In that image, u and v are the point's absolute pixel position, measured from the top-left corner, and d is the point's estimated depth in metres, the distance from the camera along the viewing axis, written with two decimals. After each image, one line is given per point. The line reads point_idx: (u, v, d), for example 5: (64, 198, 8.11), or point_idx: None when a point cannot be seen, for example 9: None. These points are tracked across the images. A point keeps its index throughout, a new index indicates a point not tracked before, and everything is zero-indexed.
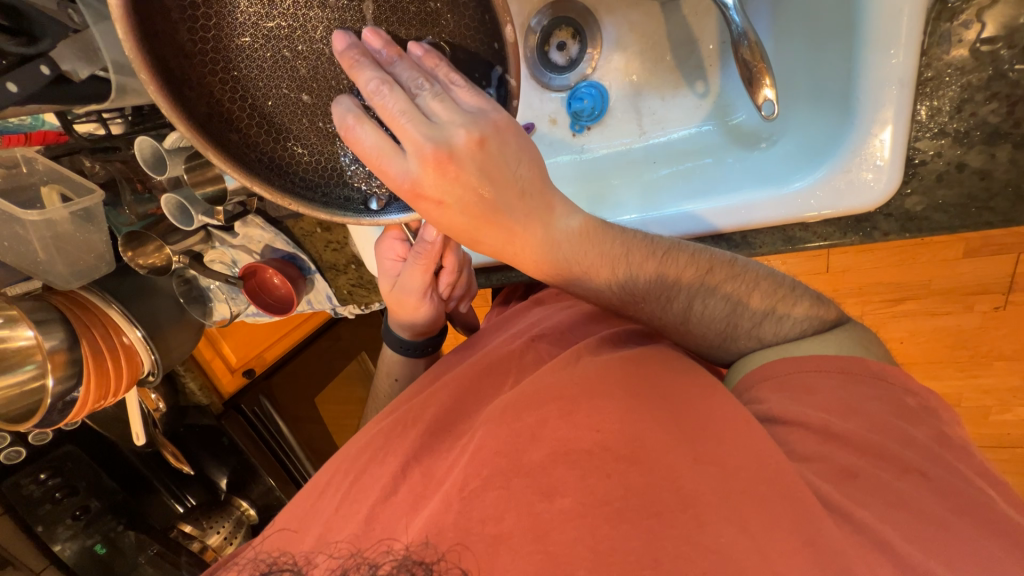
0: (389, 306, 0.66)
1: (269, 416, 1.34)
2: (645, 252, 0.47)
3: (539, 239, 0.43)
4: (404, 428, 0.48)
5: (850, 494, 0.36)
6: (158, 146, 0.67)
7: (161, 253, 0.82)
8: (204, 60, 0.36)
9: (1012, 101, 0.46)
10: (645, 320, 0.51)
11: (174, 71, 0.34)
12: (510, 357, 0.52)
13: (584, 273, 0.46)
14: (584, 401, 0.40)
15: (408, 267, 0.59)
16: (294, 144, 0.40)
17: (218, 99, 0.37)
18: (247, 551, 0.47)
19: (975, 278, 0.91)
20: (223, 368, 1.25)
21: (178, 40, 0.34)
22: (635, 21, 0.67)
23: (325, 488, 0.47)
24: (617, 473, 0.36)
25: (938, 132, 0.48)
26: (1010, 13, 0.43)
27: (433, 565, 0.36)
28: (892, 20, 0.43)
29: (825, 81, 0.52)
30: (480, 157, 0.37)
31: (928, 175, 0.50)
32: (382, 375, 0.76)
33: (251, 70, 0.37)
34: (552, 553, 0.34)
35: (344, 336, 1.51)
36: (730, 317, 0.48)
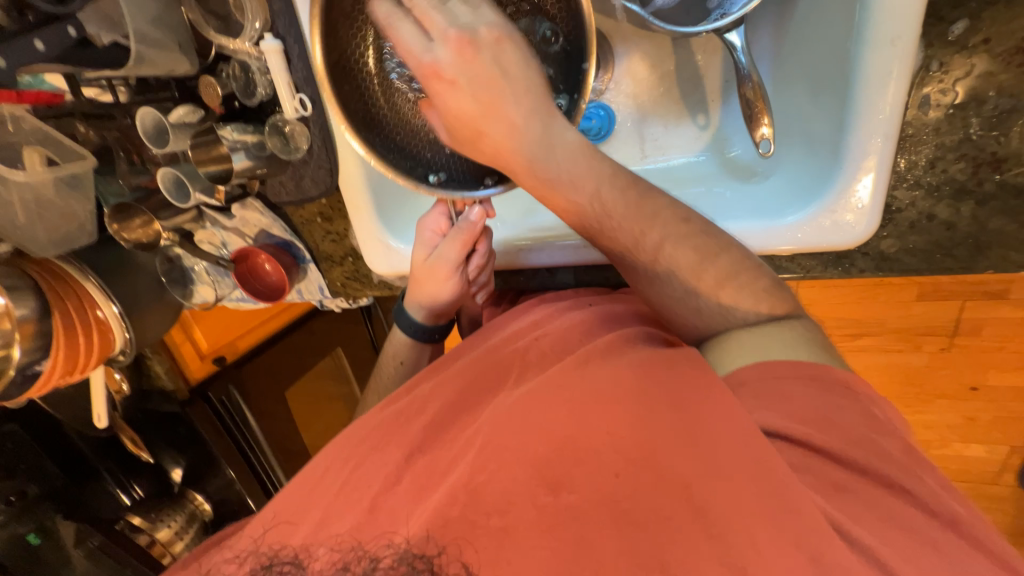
0: (414, 282, 0.67)
1: (237, 406, 1.28)
2: (678, 252, 0.49)
3: (576, 199, 0.50)
4: (412, 415, 0.51)
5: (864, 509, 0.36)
6: (161, 117, 0.66)
7: (153, 230, 0.78)
8: (355, 31, 0.52)
9: (978, 163, 0.51)
10: (622, 265, 0.52)
11: (334, 27, 0.50)
12: (514, 348, 0.56)
13: (624, 249, 0.51)
14: (592, 404, 0.42)
15: (449, 239, 0.61)
16: (385, 109, 0.55)
17: (348, 50, 0.52)
18: (240, 539, 0.48)
19: (923, 322, 1.00)
20: (191, 354, 1.20)
21: (346, 10, 0.50)
22: (646, 52, 0.71)
23: (327, 475, 0.48)
24: (625, 473, 0.39)
25: (913, 183, 0.53)
26: (978, 86, 0.48)
27: (434, 558, 0.39)
28: (882, 80, 0.48)
29: (816, 127, 0.57)
30: (498, 53, 0.44)
31: (902, 222, 0.55)
32: (385, 363, 0.77)
33: (384, 48, 0.53)
34: (552, 547, 0.38)
35: (319, 330, 1.45)
36: (693, 275, 0.49)
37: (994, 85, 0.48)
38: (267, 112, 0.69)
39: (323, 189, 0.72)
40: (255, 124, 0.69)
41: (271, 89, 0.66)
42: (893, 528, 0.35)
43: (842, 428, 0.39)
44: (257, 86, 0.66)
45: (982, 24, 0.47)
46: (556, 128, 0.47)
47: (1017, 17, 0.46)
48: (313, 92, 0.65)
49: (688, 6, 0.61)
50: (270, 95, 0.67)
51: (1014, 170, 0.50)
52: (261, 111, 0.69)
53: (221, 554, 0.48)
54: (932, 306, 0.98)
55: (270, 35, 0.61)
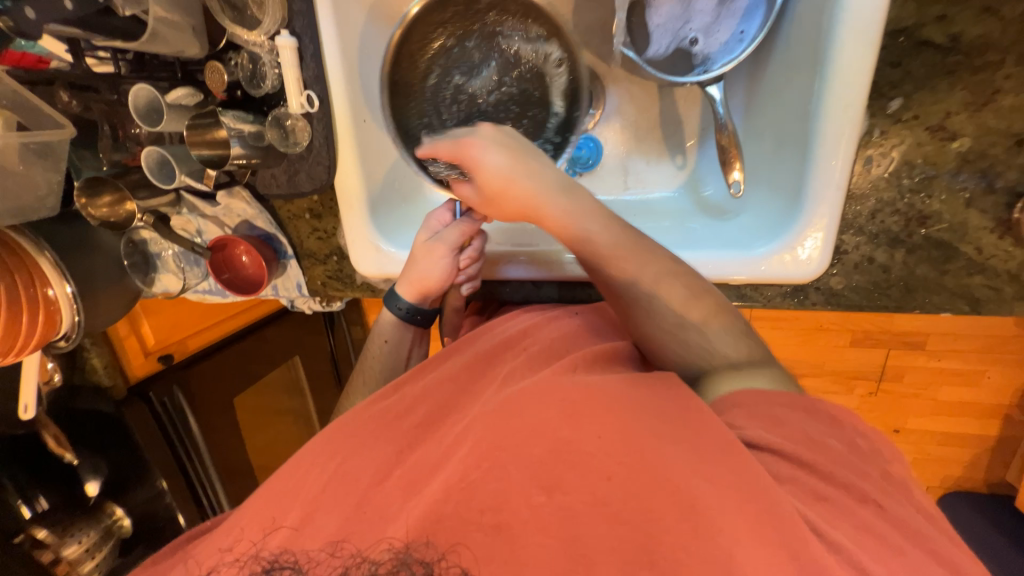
0: (409, 262, 0.70)
1: (181, 412, 1.17)
2: (691, 298, 0.54)
3: (599, 228, 0.56)
4: (400, 416, 0.52)
5: (841, 521, 0.39)
6: (157, 97, 0.65)
7: (124, 208, 0.75)
8: (414, 61, 0.65)
9: (911, 215, 0.58)
10: (623, 303, 0.57)
11: (400, 56, 0.63)
12: (500, 359, 0.59)
13: (637, 285, 0.55)
14: (585, 406, 0.44)
15: (451, 228, 0.67)
16: (422, 124, 0.66)
17: (404, 73, 0.64)
18: (236, 541, 0.46)
19: (855, 364, 1.16)
20: (135, 348, 1.11)
21: (414, 45, 0.64)
22: (635, 95, 0.78)
23: (308, 469, 0.49)
24: (617, 476, 0.40)
25: (858, 231, 0.60)
26: (903, 151, 0.56)
27: (434, 564, 0.40)
28: (836, 141, 0.56)
29: (779, 175, 0.64)
30: (496, 135, 0.59)
31: (849, 262, 0.61)
32: (372, 351, 0.75)
33: (434, 77, 0.67)
34: (550, 546, 0.39)
35: (273, 339, 1.37)
36: (687, 313, 0.54)
37: (919, 154, 0.55)
38: (270, 104, 0.69)
39: (317, 186, 0.72)
40: (255, 113, 0.69)
41: (278, 83, 0.67)
42: (861, 531, 0.39)
43: (805, 443, 0.44)
44: (265, 79, 0.67)
45: (913, 103, 0.54)
46: (564, 178, 0.58)
47: (939, 101, 0.53)
48: (321, 91, 0.66)
49: (675, 60, 0.69)
50: (276, 89, 0.68)
51: (935, 226, 0.57)
52: (264, 101, 0.69)
53: (219, 555, 0.46)
54: (865, 351, 1.14)
55: (286, 32, 0.63)
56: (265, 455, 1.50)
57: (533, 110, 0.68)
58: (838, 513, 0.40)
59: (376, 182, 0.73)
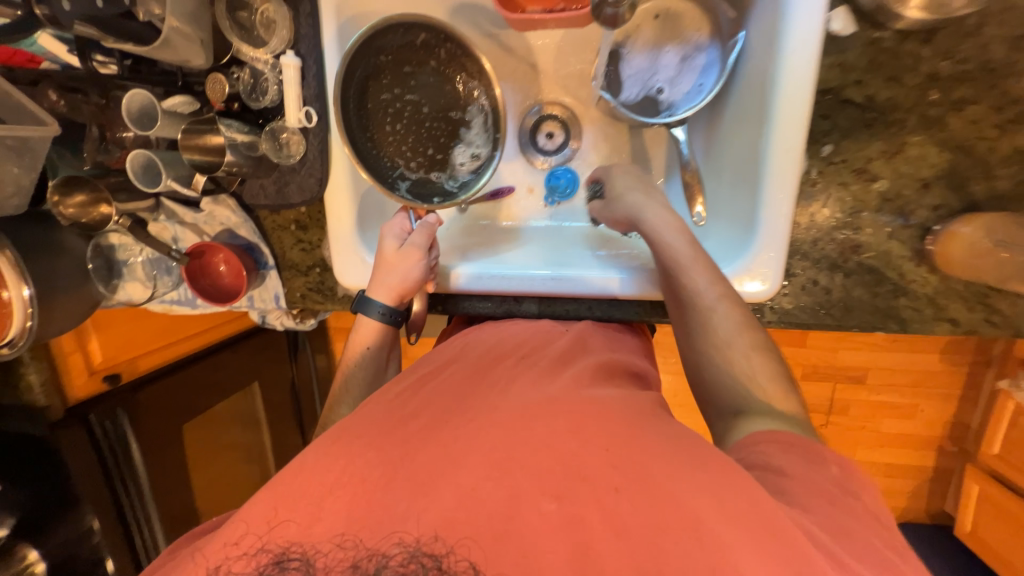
0: (381, 271, 0.70)
1: (124, 437, 1.07)
2: (744, 323, 0.62)
3: (684, 232, 0.66)
4: (400, 423, 0.53)
5: (812, 518, 0.44)
6: (151, 100, 0.67)
7: (98, 211, 0.74)
8: (362, 76, 0.68)
9: (851, 243, 0.66)
10: (687, 330, 0.64)
11: (352, 72, 0.66)
12: (499, 367, 0.63)
13: (696, 297, 0.63)
14: (588, 420, 0.49)
15: (417, 232, 0.70)
16: (368, 136, 0.70)
17: (350, 87, 0.67)
18: (241, 534, 0.46)
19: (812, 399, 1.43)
20: (78, 366, 1.02)
21: (362, 60, 0.67)
22: (609, 133, 0.84)
23: (314, 467, 0.49)
24: (624, 488, 0.44)
25: (807, 258, 0.68)
26: (832, 186, 0.65)
27: (442, 557, 0.42)
28: (783, 177, 0.63)
29: (735, 207, 0.71)
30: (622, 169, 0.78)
31: (797, 283, 0.68)
32: (352, 360, 0.74)
33: (382, 92, 0.71)
34: (561, 552, 0.42)
35: (227, 368, 1.30)
36: (736, 338, 0.61)
37: (845, 193, 0.65)
38: (267, 117, 0.72)
39: (307, 198, 0.74)
40: (251, 124, 0.72)
41: (278, 98, 0.70)
42: (836, 528, 0.44)
43: None
44: (265, 93, 0.70)
45: (841, 149, 0.64)
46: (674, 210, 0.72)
47: (861, 149, 0.63)
48: (320, 108, 0.70)
49: (645, 104, 0.77)
50: (275, 103, 0.71)
51: (866, 253, 0.66)
52: (261, 114, 0.72)
53: (225, 549, 0.45)
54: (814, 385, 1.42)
55: (292, 52, 0.68)
56: (212, 499, 1.35)
57: (459, 138, 0.75)
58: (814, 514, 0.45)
59: (361, 195, 0.75)
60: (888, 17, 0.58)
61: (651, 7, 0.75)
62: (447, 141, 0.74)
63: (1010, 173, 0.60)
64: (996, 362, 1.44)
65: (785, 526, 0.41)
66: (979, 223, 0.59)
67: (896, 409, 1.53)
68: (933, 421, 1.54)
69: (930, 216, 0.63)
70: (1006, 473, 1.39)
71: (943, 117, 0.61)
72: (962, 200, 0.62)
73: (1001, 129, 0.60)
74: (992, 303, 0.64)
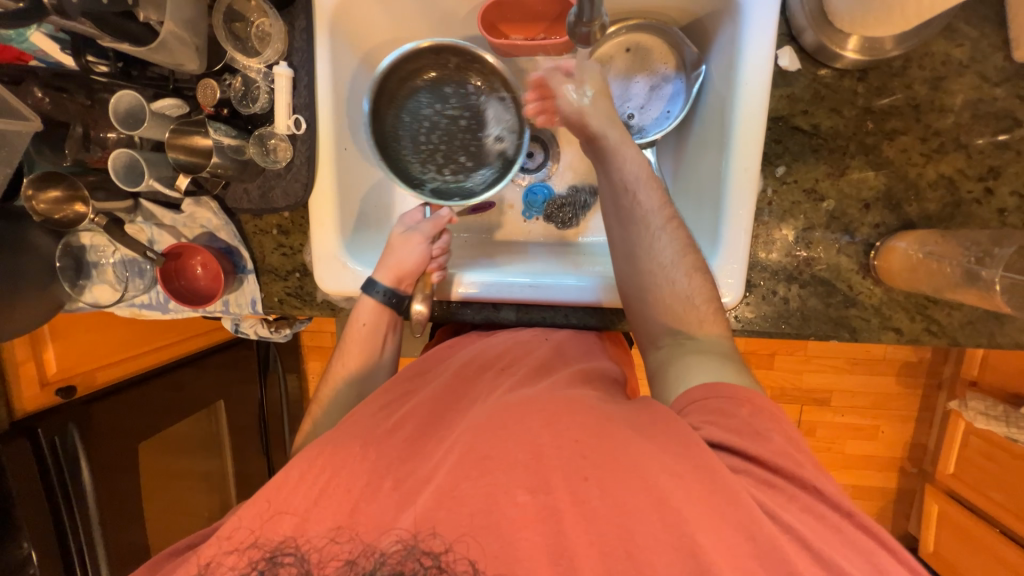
0: (386, 253, 0.76)
1: (73, 450, 0.98)
2: (692, 262, 0.66)
3: (642, 160, 0.70)
4: (388, 433, 0.56)
5: (786, 507, 0.46)
6: (140, 101, 0.68)
7: (72, 208, 0.73)
8: (394, 93, 0.77)
9: (805, 258, 0.71)
10: (636, 275, 0.68)
11: (381, 88, 0.75)
12: (483, 377, 0.66)
13: (641, 231, 0.68)
14: (563, 414, 0.51)
15: (429, 224, 0.76)
16: (397, 145, 0.78)
17: (380, 101, 0.76)
18: (234, 529, 0.50)
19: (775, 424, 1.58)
20: (30, 378, 0.96)
21: (394, 78, 0.76)
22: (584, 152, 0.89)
23: (299, 482, 0.51)
24: (593, 477, 0.46)
25: (767, 272, 0.72)
26: (785, 203, 0.71)
27: (441, 553, 0.44)
28: (743, 194, 0.68)
29: (702, 223, 0.75)
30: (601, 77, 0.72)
31: (758, 294, 0.73)
32: (351, 334, 0.76)
33: (416, 107, 0.79)
34: (538, 542, 0.44)
35: (190, 388, 1.24)
36: (676, 258, 0.66)
37: (792, 211, 0.71)
38: (255, 123, 0.74)
39: (291, 203, 0.75)
40: (239, 130, 0.73)
41: (268, 105, 0.72)
42: (810, 517, 0.45)
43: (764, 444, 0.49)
44: (257, 100, 0.72)
45: (793, 170, 0.70)
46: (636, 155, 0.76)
47: (809, 171, 0.70)
48: (310, 116, 0.72)
49: None
50: (265, 110, 0.73)
51: (818, 266, 0.71)
52: (250, 120, 0.74)
53: (223, 547, 0.49)
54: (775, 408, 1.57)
55: (284, 63, 0.71)
56: (162, 533, 1.23)
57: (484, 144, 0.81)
58: (791, 503, 0.46)
59: (344, 202, 0.76)
60: (829, 57, 0.66)
61: (625, 40, 0.81)
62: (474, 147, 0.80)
63: (937, 197, 0.68)
64: (947, 384, 1.52)
65: (753, 511, 0.43)
66: (911, 238, 0.66)
67: (860, 430, 1.59)
68: (893, 442, 1.61)
69: (872, 233, 0.70)
70: (962, 492, 1.46)
71: (878, 145, 0.68)
72: (898, 219, 0.69)
73: (927, 157, 0.67)
74: (931, 314, 0.70)
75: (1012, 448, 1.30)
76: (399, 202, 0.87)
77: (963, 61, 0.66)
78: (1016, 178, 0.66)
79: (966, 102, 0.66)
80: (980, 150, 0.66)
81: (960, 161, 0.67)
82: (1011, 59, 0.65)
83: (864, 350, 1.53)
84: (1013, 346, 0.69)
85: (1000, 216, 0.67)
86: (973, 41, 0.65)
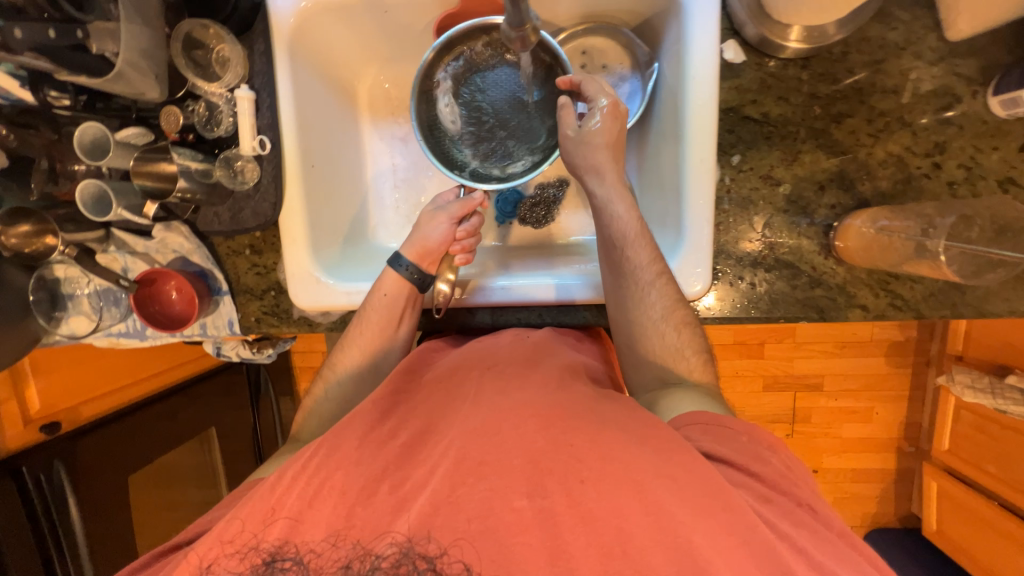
0: (413, 229, 0.77)
1: (60, 490, 0.96)
2: (683, 319, 0.67)
3: (632, 219, 0.67)
4: (383, 442, 0.55)
5: (775, 512, 0.47)
6: (104, 133, 0.69)
7: (43, 241, 0.74)
8: (441, 76, 0.76)
9: (771, 244, 0.73)
10: (628, 328, 0.69)
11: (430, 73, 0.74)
12: (464, 380, 0.63)
13: (635, 291, 0.67)
14: (547, 414, 0.51)
15: (461, 204, 0.74)
16: (444, 127, 0.78)
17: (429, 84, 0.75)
18: (236, 532, 0.50)
19: (770, 410, 1.60)
20: (13, 417, 0.95)
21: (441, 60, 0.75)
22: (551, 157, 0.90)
23: (293, 486, 0.51)
24: (589, 479, 0.46)
25: (736, 260, 0.74)
26: (744, 191, 0.73)
27: (435, 558, 0.45)
28: (701, 183, 0.70)
29: (667, 218, 0.77)
30: (617, 113, 0.68)
31: (726, 280, 0.74)
32: (370, 305, 0.74)
33: (462, 88, 0.77)
34: (536, 546, 0.44)
35: (183, 416, 1.23)
36: (667, 310, 0.67)
37: (749, 200, 0.73)
38: (221, 146, 0.75)
39: (261, 222, 0.76)
40: (205, 154, 0.75)
41: (231, 127, 0.74)
42: (795, 521, 0.47)
43: None
44: (219, 124, 0.74)
45: (748, 158, 0.72)
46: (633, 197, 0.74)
47: (763, 157, 0.72)
48: (274, 136, 0.74)
49: None
50: (229, 133, 0.75)
51: (781, 250, 0.73)
52: (215, 144, 0.75)
53: (221, 546, 0.49)
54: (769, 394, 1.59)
55: (245, 86, 0.72)
56: None
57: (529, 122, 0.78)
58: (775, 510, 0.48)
59: (314, 217, 0.77)
60: (772, 47, 0.68)
61: (577, 45, 0.83)
62: (519, 126, 0.78)
63: (888, 174, 0.70)
64: (935, 361, 1.54)
65: (737, 505, 0.44)
66: (865, 215, 0.68)
67: (854, 413, 1.60)
68: (888, 422, 1.62)
69: (830, 214, 0.71)
70: (959, 467, 1.47)
71: (827, 129, 0.70)
72: (853, 198, 0.71)
73: (875, 137, 0.70)
74: (894, 289, 0.71)
75: (1001, 419, 1.32)
76: (373, 216, 0.89)
77: (900, 43, 0.68)
78: (962, 152, 0.69)
79: (907, 83, 0.69)
80: (925, 127, 0.69)
81: (906, 139, 0.69)
82: (945, 38, 0.67)
83: (851, 333, 1.54)
84: (976, 314, 0.71)
85: (951, 188, 0.69)
86: (907, 23, 0.68)
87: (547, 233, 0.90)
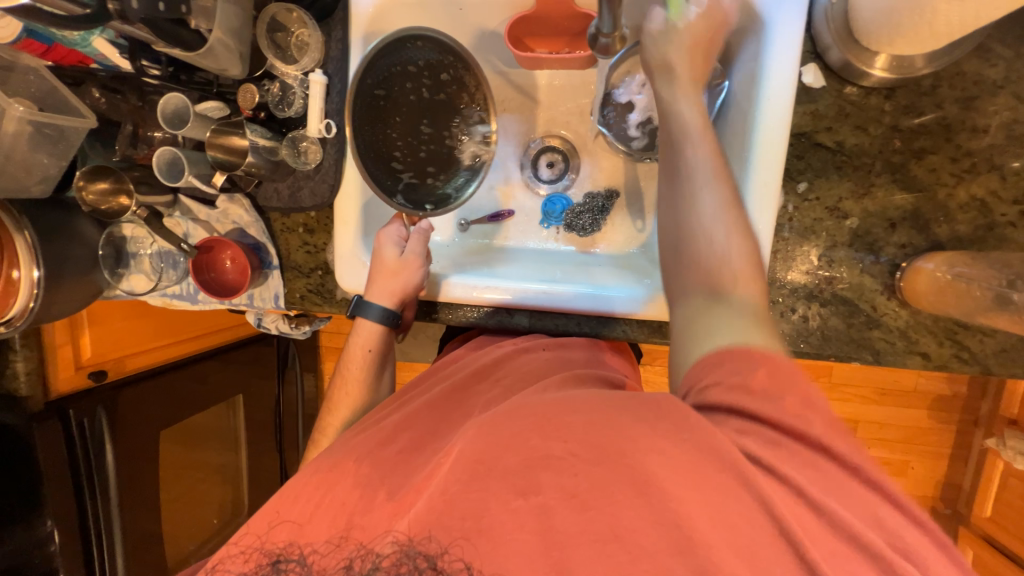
0: (383, 276, 0.75)
1: (99, 434, 1.01)
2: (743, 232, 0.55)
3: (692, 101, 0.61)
4: (382, 444, 0.59)
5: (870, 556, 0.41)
6: (186, 104, 0.74)
7: (117, 200, 0.80)
8: (385, 74, 0.73)
9: (830, 279, 0.69)
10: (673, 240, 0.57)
11: (372, 70, 0.71)
12: (476, 390, 0.67)
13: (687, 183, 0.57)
14: (555, 417, 0.48)
15: (415, 237, 0.78)
16: (384, 128, 0.75)
17: (368, 82, 0.71)
18: (242, 536, 0.55)
19: None
20: (66, 361, 1.00)
21: (385, 58, 0.72)
22: (604, 166, 0.90)
23: (297, 493, 0.56)
24: (582, 472, 0.45)
25: (790, 291, 0.70)
26: (807, 221, 0.69)
27: (436, 557, 0.45)
28: (765, 205, 0.66)
29: None
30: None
31: (777, 309, 0.70)
32: (351, 357, 0.80)
33: (409, 92, 0.76)
34: (530, 543, 0.44)
35: (213, 379, 1.27)
36: (719, 216, 0.55)
37: (809, 231, 0.69)
38: (289, 126, 0.78)
39: (318, 203, 0.78)
40: (274, 132, 0.78)
41: (302, 109, 0.77)
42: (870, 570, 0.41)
43: None
44: (292, 104, 0.77)
45: (815, 187, 0.69)
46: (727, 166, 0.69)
47: (833, 188, 0.69)
48: (340, 121, 0.76)
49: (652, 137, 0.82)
50: (300, 114, 0.78)
51: (839, 285, 0.69)
52: (284, 124, 0.78)
53: (227, 547, 0.55)
54: None
55: (319, 71, 0.75)
56: (175, 523, 1.24)
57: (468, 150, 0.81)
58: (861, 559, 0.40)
59: (363, 204, 0.78)
60: (854, 74, 0.65)
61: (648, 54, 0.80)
62: (457, 150, 0.81)
63: (968, 218, 0.66)
64: (984, 422, 1.43)
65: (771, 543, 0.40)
66: (940, 259, 0.63)
67: (886, 464, 1.52)
68: (923, 479, 1.52)
69: (898, 254, 0.68)
70: (997, 536, 1.36)
71: (905, 164, 0.67)
72: (926, 240, 0.67)
73: (959, 178, 0.66)
74: (961, 340, 0.67)
75: None
76: None
77: (997, 81, 0.64)
78: None
79: (998, 123, 0.65)
80: (1015, 172, 0.65)
81: (993, 182, 0.65)
82: None
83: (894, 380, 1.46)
84: None
85: None
86: (1009, 61, 0.64)
87: (591, 242, 0.89)
